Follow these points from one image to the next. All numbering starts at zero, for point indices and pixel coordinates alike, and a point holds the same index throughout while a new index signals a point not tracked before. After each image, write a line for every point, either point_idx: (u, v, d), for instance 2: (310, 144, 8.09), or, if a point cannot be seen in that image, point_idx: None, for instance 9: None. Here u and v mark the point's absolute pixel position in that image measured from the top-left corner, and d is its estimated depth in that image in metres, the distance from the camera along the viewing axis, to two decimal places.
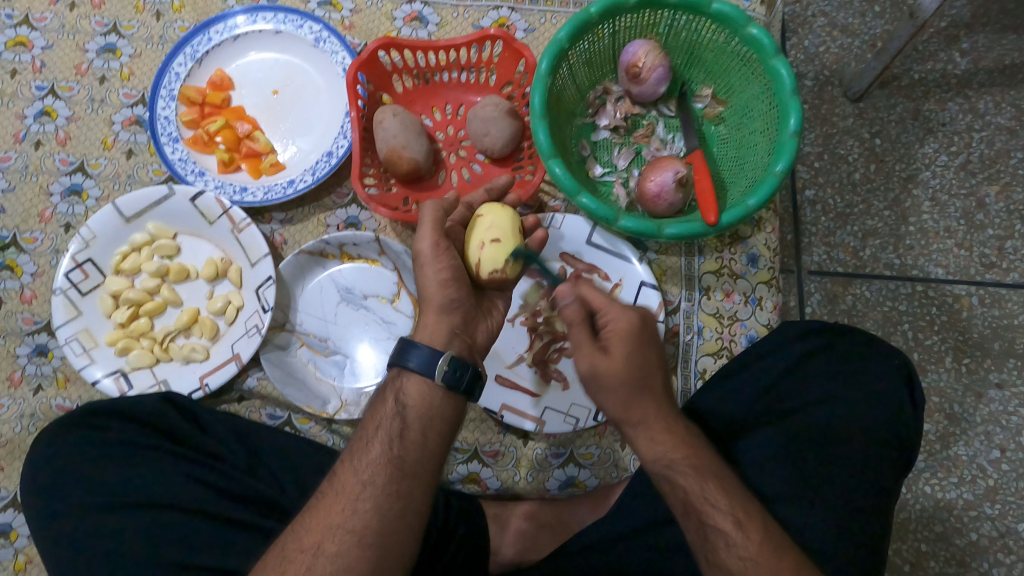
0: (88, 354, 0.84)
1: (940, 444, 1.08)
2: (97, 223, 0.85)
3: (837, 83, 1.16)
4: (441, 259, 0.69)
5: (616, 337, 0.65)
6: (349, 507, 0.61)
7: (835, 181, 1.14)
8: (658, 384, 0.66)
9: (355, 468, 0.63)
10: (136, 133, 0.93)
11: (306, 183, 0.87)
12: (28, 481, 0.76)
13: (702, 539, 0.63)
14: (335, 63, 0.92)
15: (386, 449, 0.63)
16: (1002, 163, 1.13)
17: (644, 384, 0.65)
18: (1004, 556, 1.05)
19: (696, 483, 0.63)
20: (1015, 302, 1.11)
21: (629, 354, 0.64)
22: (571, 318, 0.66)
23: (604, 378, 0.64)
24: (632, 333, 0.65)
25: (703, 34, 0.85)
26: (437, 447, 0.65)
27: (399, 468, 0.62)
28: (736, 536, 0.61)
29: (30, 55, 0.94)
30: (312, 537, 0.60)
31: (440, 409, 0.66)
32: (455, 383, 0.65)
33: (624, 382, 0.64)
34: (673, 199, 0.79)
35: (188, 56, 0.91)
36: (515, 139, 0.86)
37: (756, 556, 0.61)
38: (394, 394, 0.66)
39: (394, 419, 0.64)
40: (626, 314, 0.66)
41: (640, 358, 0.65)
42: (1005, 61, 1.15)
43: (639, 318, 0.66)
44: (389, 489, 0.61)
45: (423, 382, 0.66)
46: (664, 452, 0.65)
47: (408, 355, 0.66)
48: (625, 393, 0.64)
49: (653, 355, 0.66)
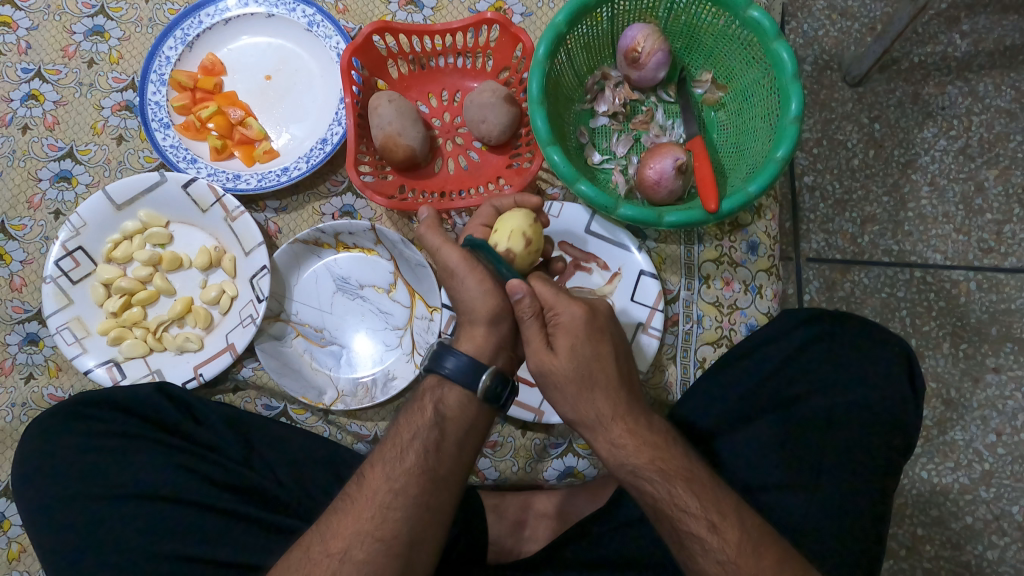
0: (80, 342, 0.83)
1: (937, 429, 1.08)
2: (87, 210, 0.83)
3: (836, 68, 1.15)
4: (477, 273, 0.67)
5: (563, 332, 0.63)
6: (377, 515, 0.61)
7: (833, 167, 1.13)
8: (610, 377, 0.64)
9: (389, 476, 0.63)
10: (126, 118, 0.91)
11: (301, 170, 0.85)
12: (20, 471, 0.75)
13: (679, 545, 0.62)
14: (328, 48, 0.90)
15: (421, 460, 0.63)
16: (1001, 147, 1.12)
17: (594, 380, 0.63)
18: (998, 538, 1.06)
19: (663, 488, 0.62)
20: (1012, 287, 1.10)
21: (575, 348, 0.63)
22: (529, 313, 0.62)
23: (551, 375, 0.63)
24: (579, 327, 0.63)
25: (702, 17, 0.83)
26: (468, 459, 0.66)
27: (432, 479, 0.63)
28: (713, 541, 0.61)
29: (15, 37, 0.92)
30: (338, 542, 0.61)
31: (476, 422, 0.66)
32: (496, 400, 0.65)
33: (573, 380, 0.63)
34: (672, 186, 0.78)
35: (178, 40, 0.89)
36: (513, 126, 0.84)
37: (735, 560, 0.60)
38: (434, 402, 0.65)
39: (431, 430, 0.64)
40: (573, 307, 0.63)
41: (592, 355, 0.63)
42: (1006, 42, 1.14)
43: (586, 311, 0.64)
44: (420, 499, 0.62)
45: (463, 393, 0.65)
46: (628, 457, 0.63)
47: (450, 365, 0.64)
48: (574, 391, 0.63)
49: (606, 346, 0.64)
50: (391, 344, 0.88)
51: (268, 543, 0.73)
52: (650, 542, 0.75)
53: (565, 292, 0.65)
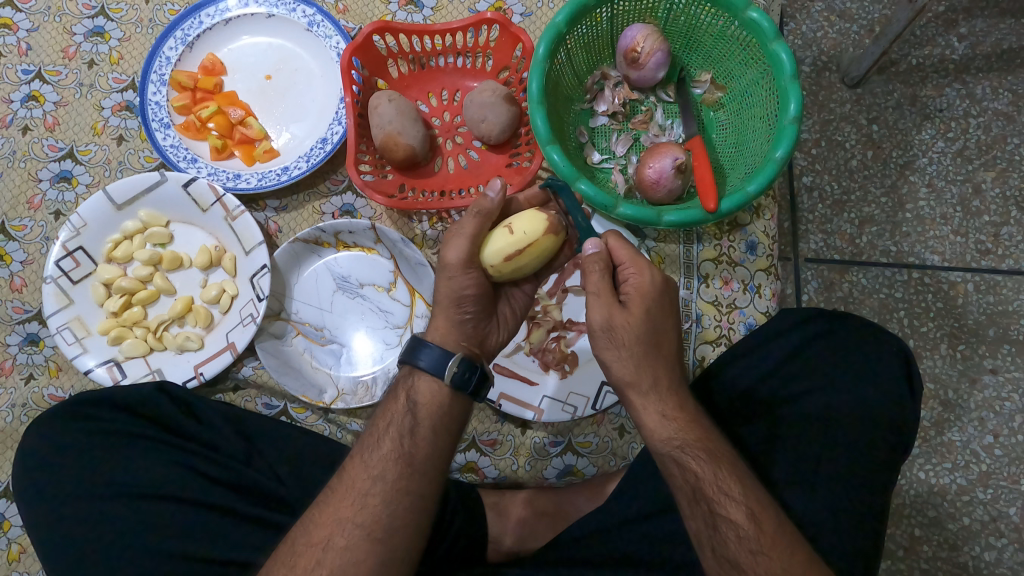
0: (80, 342, 0.83)
1: (934, 430, 1.09)
2: (87, 210, 0.83)
3: (834, 69, 1.15)
4: (467, 273, 0.66)
5: (640, 293, 0.62)
6: (358, 502, 0.61)
7: (831, 168, 1.13)
8: (669, 348, 0.64)
9: (366, 464, 0.63)
10: (126, 118, 0.91)
11: (301, 169, 0.85)
12: (20, 473, 0.75)
13: (712, 529, 0.61)
14: (329, 48, 0.90)
15: (396, 445, 0.63)
16: (999, 149, 1.13)
17: (657, 348, 0.63)
18: (995, 539, 1.06)
19: (709, 468, 0.61)
20: (1010, 289, 1.11)
21: (649, 311, 0.62)
22: (596, 268, 0.63)
23: (620, 332, 0.61)
24: (655, 293, 0.63)
25: (702, 18, 0.84)
26: (446, 445, 0.65)
27: (408, 464, 0.62)
28: (749, 528, 0.60)
29: (16, 37, 0.92)
30: (321, 531, 0.61)
31: (450, 408, 0.65)
32: (464, 384, 0.64)
33: (639, 341, 0.61)
34: (672, 186, 0.78)
35: (179, 40, 0.89)
36: (512, 126, 0.84)
37: (768, 551, 0.60)
38: (406, 391, 0.66)
39: (405, 417, 0.64)
40: (652, 272, 0.64)
41: (659, 323, 0.63)
42: (1003, 45, 1.14)
43: (663, 280, 0.64)
44: (398, 484, 0.62)
45: (434, 381, 0.65)
46: (677, 432, 0.62)
47: (418, 353, 0.65)
48: (637, 353, 0.62)
49: (669, 320, 0.64)
50: (390, 342, 0.88)
51: (265, 541, 0.73)
52: (649, 539, 0.75)
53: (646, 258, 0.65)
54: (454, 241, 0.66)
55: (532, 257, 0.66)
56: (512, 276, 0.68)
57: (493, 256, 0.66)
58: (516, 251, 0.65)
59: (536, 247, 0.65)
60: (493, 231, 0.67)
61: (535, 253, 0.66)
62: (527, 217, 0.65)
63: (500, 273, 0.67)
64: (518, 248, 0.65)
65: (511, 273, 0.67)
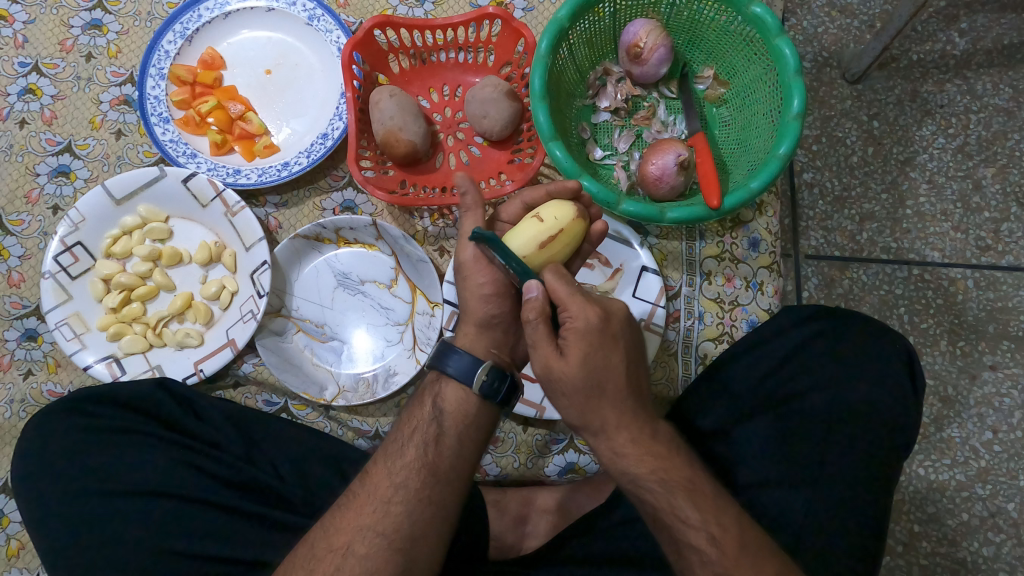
0: (79, 338, 0.82)
1: (934, 427, 1.09)
2: (86, 205, 0.83)
3: (835, 65, 1.15)
4: (483, 270, 0.67)
5: (575, 338, 0.59)
6: (380, 509, 0.61)
7: (832, 164, 1.13)
8: (618, 385, 0.60)
9: (389, 470, 0.63)
10: (125, 113, 0.90)
11: (302, 165, 0.85)
12: (19, 469, 0.75)
13: (677, 555, 0.62)
14: (329, 42, 0.90)
15: (420, 453, 0.63)
16: (999, 145, 1.13)
17: (602, 388, 0.59)
18: (994, 535, 1.06)
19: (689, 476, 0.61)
20: (1010, 285, 1.11)
21: (588, 356, 0.58)
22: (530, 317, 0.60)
23: (558, 380, 0.60)
24: (593, 334, 0.59)
25: (705, 13, 0.83)
26: (471, 455, 0.65)
27: (432, 473, 0.62)
28: (711, 553, 0.60)
29: (12, 30, 0.91)
30: (342, 537, 0.61)
31: (477, 418, 0.65)
32: (492, 394, 0.64)
33: (579, 388, 0.59)
34: (675, 182, 0.78)
35: (177, 34, 0.88)
36: (514, 121, 0.84)
37: (733, 572, 0.59)
38: (433, 399, 0.65)
39: (431, 424, 0.64)
40: (589, 311, 0.59)
41: (603, 361, 0.59)
42: (1004, 41, 1.14)
43: (601, 317, 0.59)
44: (420, 494, 0.61)
45: (461, 389, 0.65)
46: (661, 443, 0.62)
47: (446, 359, 0.65)
48: (580, 399, 0.60)
49: (616, 356, 0.60)
50: (391, 339, 0.87)
51: (269, 539, 0.73)
52: (654, 537, 0.75)
53: (581, 293, 0.60)
54: (466, 240, 0.68)
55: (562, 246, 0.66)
56: (541, 270, 0.66)
57: (523, 246, 0.64)
58: (548, 238, 0.64)
59: (567, 233, 0.65)
60: (520, 223, 0.66)
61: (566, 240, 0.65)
62: (555, 205, 0.65)
63: (531, 266, 0.65)
64: (549, 236, 0.64)
65: (541, 262, 0.65)
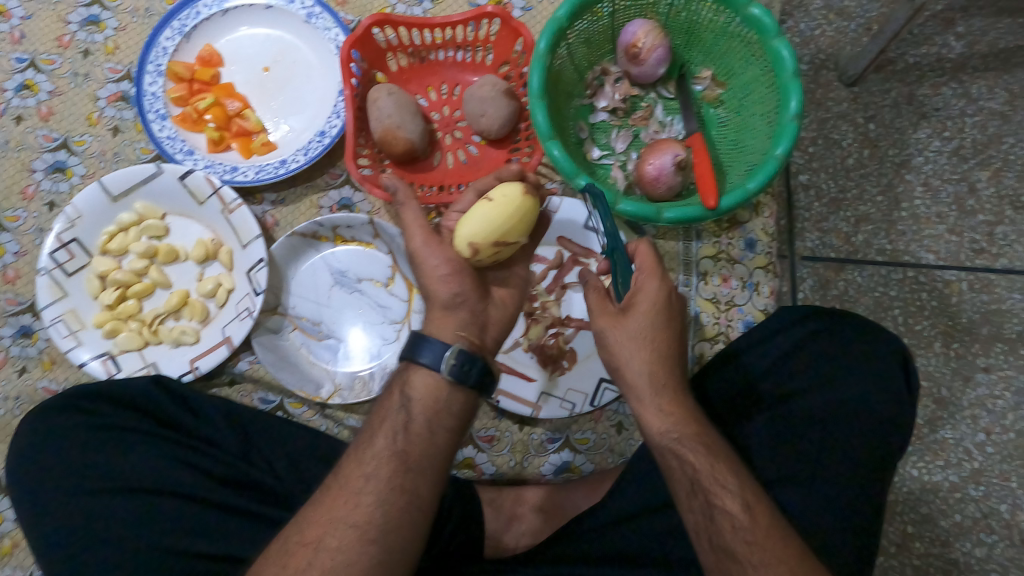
0: (74, 335, 0.82)
1: (928, 428, 1.09)
2: (82, 202, 0.83)
3: (832, 67, 1.15)
4: (436, 251, 0.68)
5: (643, 298, 0.63)
6: (352, 501, 0.61)
7: (828, 166, 1.13)
8: (670, 351, 0.63)
9: (360, 460, 0.63)
10: (122, 109, 0.90)
11: (299, 163, 0.85)
12: (14, 466, 0.74)
13: (708, 520, 0.61)
14: (328, 40, 0.90)
15: (390, 442, 0.63)
16: (994, 148, 1.13)
17: (656, 347, 0.63)
18: (986, 536, 1.07)
19: (706, 460, 0.62)
20: (1003, 288, 1.11)
21: (650, 315, 0.63)
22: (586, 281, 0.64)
23: (617, 332, 0.63)
24: (659, 300, 0.63)
25: (704, 14, 0.84)
26: (444, 442, 0.64)
27: (402, 462, 0.62)
28: (743, 519, 0.60)
29: (8, 25, 0.91)
30: (314, 531, 0.60)
31: (447, 403, 0.64)
32: (462, 377, 0.64)
33: (633, 338, 0.62)
34: (672, 182, 0.78)
35: (176, 30, 0.88)
36: (513, 120, 0.84)
37: (762, 541, 0.59)
38: (402, 387, 0.65)
39: (399, 413, 0.64)
40: (659, 282, 0.64)
41: (660, 325, 0.63)
42: (999, 45, 1.15)
43: (671, 290, 0.64)
44: (392, 483, 0.61)
45: (431, 376, 0.65)
46: (675, 426, 0.63)
47: (418, 349, 0.65)
48: (633, 351, 0.63)
49: (674, 329, 0.64)
50: (388, 337, 0.87)
51: (265, 535, 0.73)
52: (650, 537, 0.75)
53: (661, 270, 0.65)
54: (414, 228, 0.68)
55: (517, 219, 0.69)
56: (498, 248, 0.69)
57: (474, 226, 0.68)
58: (501, 215, 0.68)
59: (517, 208, 0.69)
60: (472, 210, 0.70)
61: (518, 216, 0.69)
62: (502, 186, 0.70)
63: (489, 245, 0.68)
64: (500, 212, 0.68)
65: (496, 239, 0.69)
